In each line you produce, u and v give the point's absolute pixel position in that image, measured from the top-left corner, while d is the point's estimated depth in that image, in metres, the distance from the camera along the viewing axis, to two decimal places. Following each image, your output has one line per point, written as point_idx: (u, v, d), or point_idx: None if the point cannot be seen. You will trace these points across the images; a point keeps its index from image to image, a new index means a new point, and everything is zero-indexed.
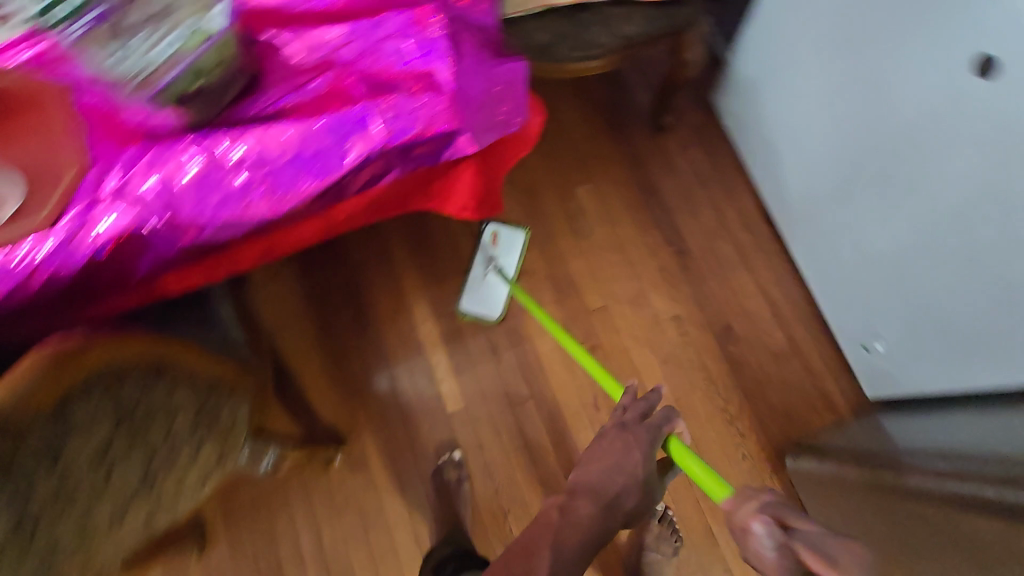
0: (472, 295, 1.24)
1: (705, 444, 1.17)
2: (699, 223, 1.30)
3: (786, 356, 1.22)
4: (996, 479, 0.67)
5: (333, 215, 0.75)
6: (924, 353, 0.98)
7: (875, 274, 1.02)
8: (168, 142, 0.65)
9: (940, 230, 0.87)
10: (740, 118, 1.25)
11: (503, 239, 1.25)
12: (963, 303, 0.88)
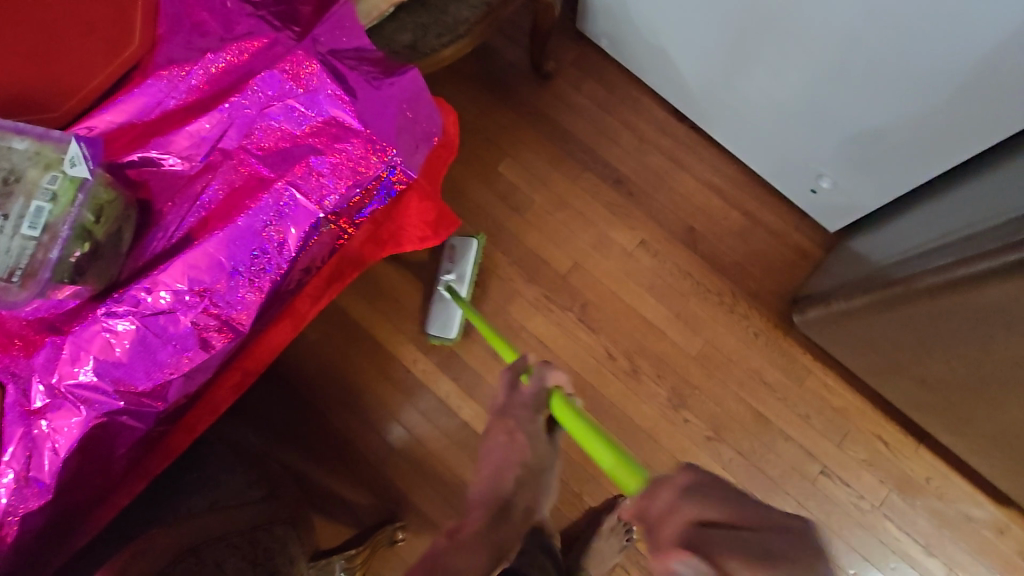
0: (436, 313, 1.16)
1: (721, 341, 1.19)
2: (620, 147, 1.31)
3: (751, 229, 1.25)
4: (994, 248, 0.67)
5: (294, 307, 0.70)
6: (875, 172, 1.02)
7: (796, 120, 1.05)
8: (85, 320, 0.56)
9: (835, 62, 0.90)
10: (619, 38, 1.25)
11: (461, 248, 1.18)
12: (886, 115, 0.91)
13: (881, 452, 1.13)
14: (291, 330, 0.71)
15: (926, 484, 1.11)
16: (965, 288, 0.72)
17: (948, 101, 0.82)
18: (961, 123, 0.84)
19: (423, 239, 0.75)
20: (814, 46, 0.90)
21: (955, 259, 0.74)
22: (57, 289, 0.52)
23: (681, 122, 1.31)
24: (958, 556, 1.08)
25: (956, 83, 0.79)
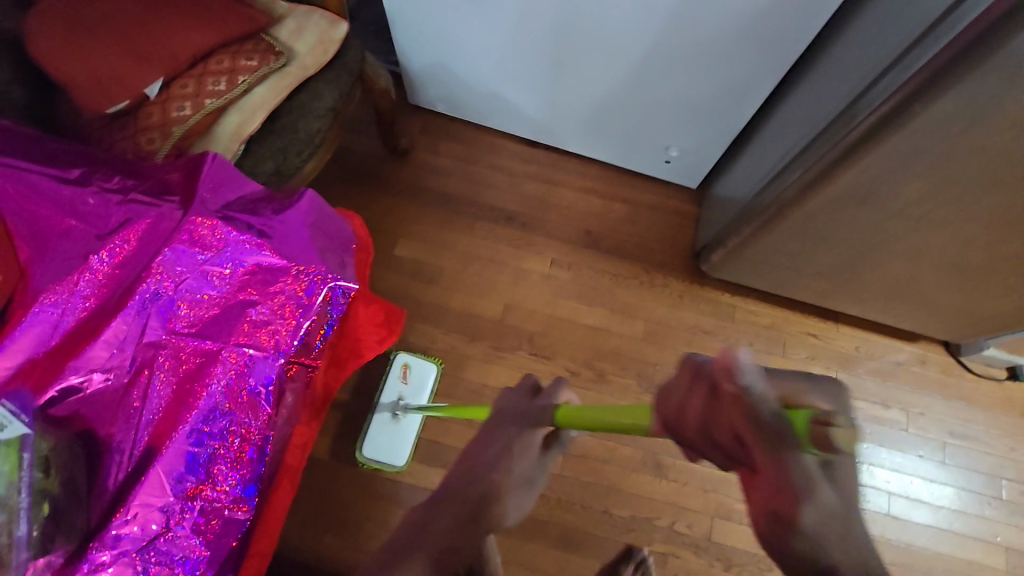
0: (377, 446, 1.13)
1: (656, 314, 1.30)
2: (496, 188, 1.39)
3: (634, 212, 1.39)
4: (830, 149, 0.82)
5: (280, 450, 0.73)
6: (709, 127, 1.20)
7: (631, 110, 1.21)
8: (86, 566, 0.57)
9: (646, 54, 1.06)
10: (457, 98, 1.36)
11: (411, 373, 1.18)
12: (698, 80, 1.09)
13: (817, 345, 1.29)
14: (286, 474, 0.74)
15: (857, 353, 1.29)
16: (822, 187, 0.87)
17: (740, 53, 1.01)
18: (755, 65, 1.03)
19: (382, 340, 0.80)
20: (623, 47, 1.06)
21: (800, 168, 0.90)
22: (39, 558, 0.54)
23: (537, 147, 1.44)
24: (905, 396, 1.26)
25: (742, 38, 0.98)
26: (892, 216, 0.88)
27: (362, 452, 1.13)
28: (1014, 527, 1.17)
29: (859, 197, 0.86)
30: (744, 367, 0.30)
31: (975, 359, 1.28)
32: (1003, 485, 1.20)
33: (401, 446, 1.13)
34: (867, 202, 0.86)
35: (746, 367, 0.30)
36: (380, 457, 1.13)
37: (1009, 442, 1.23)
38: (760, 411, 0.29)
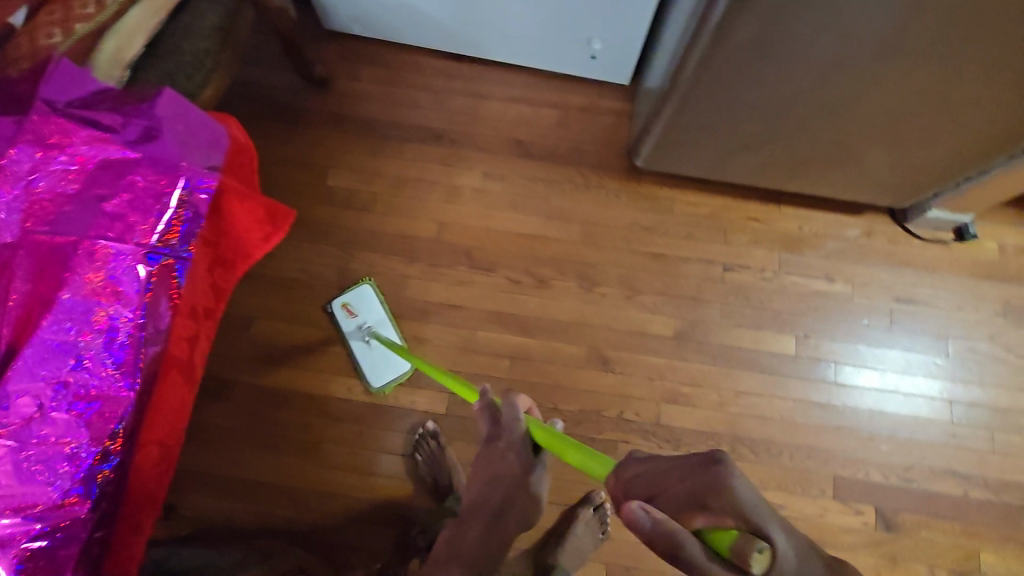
0: (378, 374, 1.16)
1: (592, 214, 1.29)
2: (421, 107, 1.37)
3: (564, 115, 1.36)
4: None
5: (169, 354, 0.67)
6: (623, 13, 1.14)
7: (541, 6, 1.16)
8: None
9: None
10: (368, 17, 1.32)
11: (355, 301, 1.20)
12: None
13: (757, 228, 1.28)
14: (186, 381, 0.71)
15: (799, 231, 1.28)
16: (721, 41, 0.82)
17: None
18: None
19: (269, 236, 0.78)
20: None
21: (700, 19, 0.85)
22: None
23: (460, 62, 1.40)
24: (850, 268, 1.25)
25: None
26: (791, 68, 0.85)
27: (370, 386, 1.15)
28: (960, 382, 1.18)
29: (758, 44, 0.81)
30: (644, 516, 0.38)
31: (921, 223, 1.25)
32: (950, 343, 1.20)
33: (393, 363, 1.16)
34: (770, 50, 0.82)
35: (646, 521, 0.38)
36: (391, 374, 1.16)
37: (958, 301, 1.22)
38: (671, 546, 0.37)
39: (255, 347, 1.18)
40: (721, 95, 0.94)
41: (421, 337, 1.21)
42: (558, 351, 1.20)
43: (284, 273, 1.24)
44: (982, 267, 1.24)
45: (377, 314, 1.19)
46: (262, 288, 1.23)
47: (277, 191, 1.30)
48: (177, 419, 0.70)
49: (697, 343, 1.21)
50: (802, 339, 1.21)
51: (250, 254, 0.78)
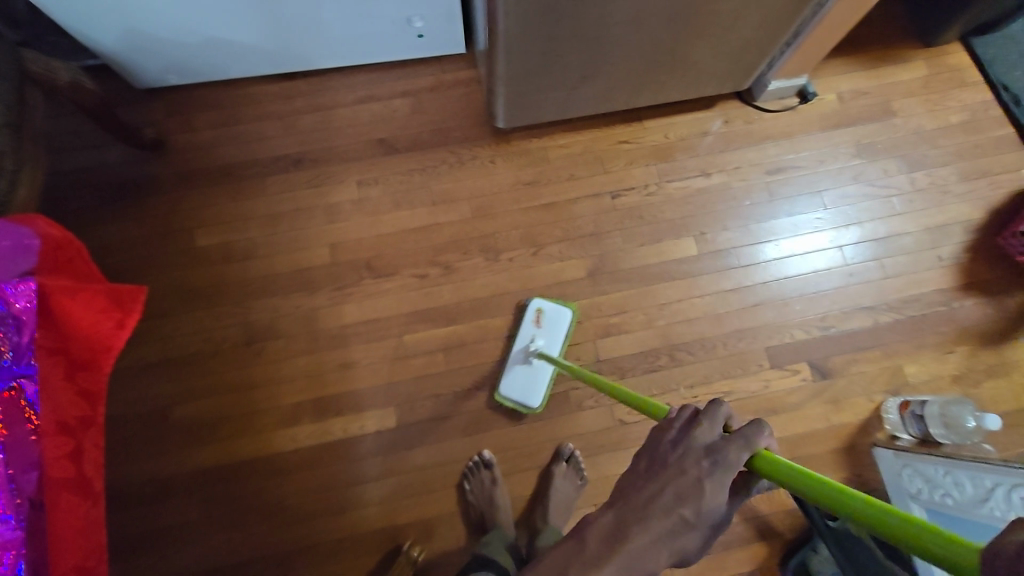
0: (515, 386, 1.15)
1: (475, 187, 1.29)
2: (271, 138, 1.31)
3: (416, 101, 1.35)
4: None
5: (54, 477, 0.61)
6: None
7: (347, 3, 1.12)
8: None
9: None
10: (180, 63, 1.24)
11: (547, 318, 1.19)
12: None
13: (629, 149, 1.32)
14: (86, 501, 0.65)
15: (667, 140, 1.33)
16: None
17: None
18: None
19: (124, 321, 0.75)
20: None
21: None
22: None
23: (295, 80, 1.35)
24: (720, 158, 1.32)
25: None
26: None
27: (500, 392, 1.14)
28: (842, 227, 1.28)
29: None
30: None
31: (768, 96, 1.34)
32: (824, 196, 1.30)
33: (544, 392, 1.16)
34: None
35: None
36: (518, 397, 1.15)
37: (819, 156, 1.32)
38: None
39: (184, 432, 1.13)
40: (539, 38, 0.96)
41: (350, 361, 1.18)
42: (488, 326, 1.21)
43: (188, 349, 1.18)
44: (831, 120, 1.34)
45: (556, 341, 1.18)
46: (170, 372, 1.16)
47: (150, 270, 1.22)
48: (90, 545, 0.64)
49: (611, 273, 1.25)
50: (700, 237, 1.27)
51: (111, 346, 0.72)
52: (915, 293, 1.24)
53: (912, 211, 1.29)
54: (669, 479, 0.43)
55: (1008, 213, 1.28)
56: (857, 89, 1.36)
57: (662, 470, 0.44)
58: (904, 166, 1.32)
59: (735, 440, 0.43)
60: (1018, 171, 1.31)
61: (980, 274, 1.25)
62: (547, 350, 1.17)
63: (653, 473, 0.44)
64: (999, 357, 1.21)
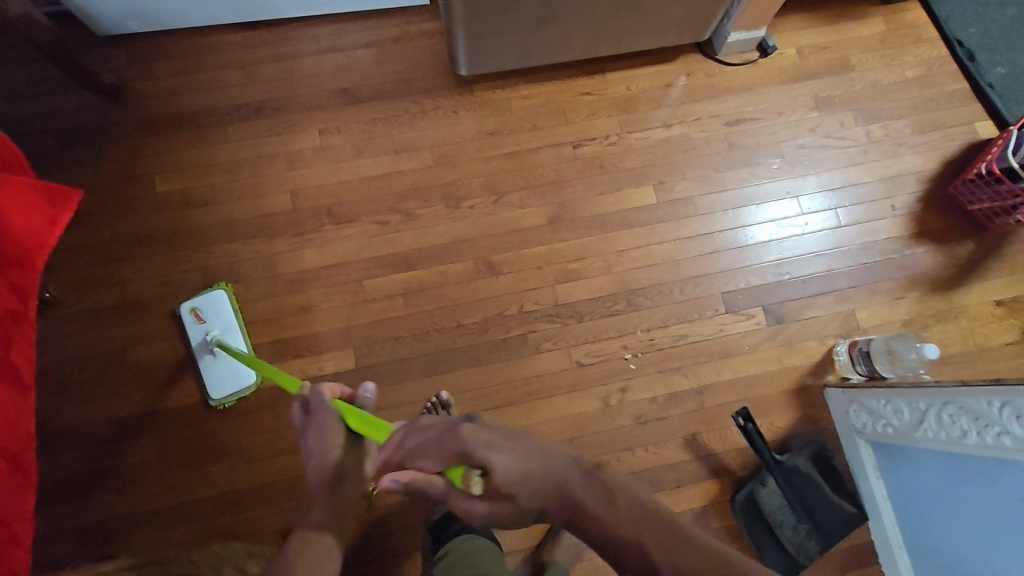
0: (219, 385, 1.12)
1: (437, 136, 1.30)
2: (232, 86, 1.31)
3: (380, 51, 1.35)
4: None
5: None
6: None
7: None
8: None
9: None
10: (141, 7, 1.23)
11: (206, 309, 1.14)
12: None
13: (592, 101, 1.33)
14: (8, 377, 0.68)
15: (629, 92, 1.34)
16: None
17: None
18: None
19: (53, 220, 0.81)
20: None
21: None
22: None
23: (258, 29, 1.35)
24: (681, 110, 1.34)
25: None
26: None
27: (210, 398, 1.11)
28: (799, 177, 1.31)
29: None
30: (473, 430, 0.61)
31: (729, 50, 1.35)
32: (782, 147, 1.32)
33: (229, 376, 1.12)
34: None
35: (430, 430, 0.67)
36: (231, 386, 1.12)
37: (778, 109, 1.34)
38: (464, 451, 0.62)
39: (141, 374, 1.14)
40: None
41: (310, 305, 1.18)
42: (447, 272, 1.21)
43: (146, 293, 1.18)
44: (790, 73, 1.36)
45: (223, 322, 1.14)
46: (128, 315, 1.16)
47: (108, 215, 1.21)
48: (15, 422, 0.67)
49: (571, 221, 1.26)
50: (658, 186, 1.29)
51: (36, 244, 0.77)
52: (868, 241, 1.27)
53: (868, 162, 1.32)
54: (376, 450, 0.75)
55: (959, 165, 1.31)
56: (817, 45, 1.38)
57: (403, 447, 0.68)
58: (861, 119, 1.34)
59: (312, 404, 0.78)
60: (970, 124, 1.34)
61: (932, 223, 1.28)
62: (224, 337, 1.13)
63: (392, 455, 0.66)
64: (947, 303, 1.23)
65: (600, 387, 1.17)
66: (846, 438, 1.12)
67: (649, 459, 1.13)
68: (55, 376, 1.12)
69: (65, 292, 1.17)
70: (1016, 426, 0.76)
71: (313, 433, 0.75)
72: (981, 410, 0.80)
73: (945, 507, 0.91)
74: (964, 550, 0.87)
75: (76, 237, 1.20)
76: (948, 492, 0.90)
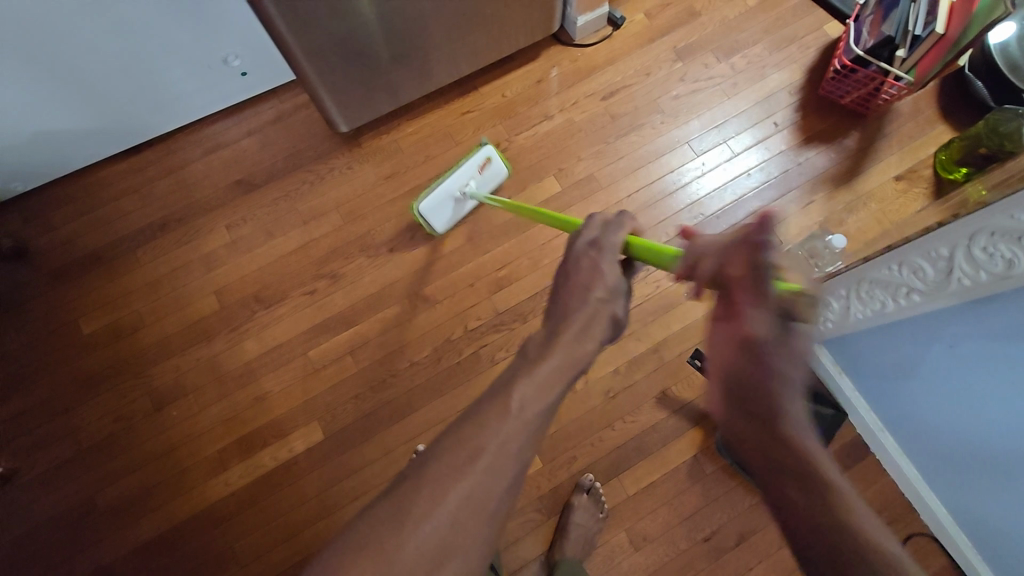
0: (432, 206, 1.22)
1: (339, 195, 1.33)
2: (130, 211, 1.33)
3: (264, 136, 1.39)
4: None
5: None
6: (236, 36, 1.21)
7: (163, 66, 1.19)
8: None
9: (107, 17, 1.05)
10: (20, 168, 1.26)
11: (492, 168, 1.26)
12: (173, 13, 1.09)
13: (473, 117, 1.39)
14: None
15: (506, 98, 1.40)
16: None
17: None
18: None
19: None
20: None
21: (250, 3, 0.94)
22: None
23: (140, 152, 1.38)
24: (558, 99, 1.40)
25: None
26: None
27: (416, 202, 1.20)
28: (683, 124, 1.37)
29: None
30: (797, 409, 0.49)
31: (583, 32, 1.42)
32: (659, 102, 1.38)
33: (455, 215, 1.25)
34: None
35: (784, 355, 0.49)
36: (430, 218, 1.23)
37: (645, 70, 1.41)
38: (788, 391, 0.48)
39: (118, 513, 1.12)
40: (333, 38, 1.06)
41: (264, 393, 1.19)
42: (388, 318, 1.23)
43: (100, 433, 1.17)
44: (645, 36, 1.44)
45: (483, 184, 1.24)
46: (89, 462, 1.15)
47: (44, 372, 1.21)
48: None
49: (490, 231, 1.29)
50: (558, 173, 1.34)
51: None
52: (765, 160, 1.33)
53: (740, 92, 1.39)
54: (577, 265, 0.57)
55: (822, 68, 1.39)
56: (661, 4, 1.46)
57: (568, 263, 0.58)
58: (722, 56, 1.42)
59: (614, 228, 0.60)
60: (819, 29, 1.42)
61: (815, 126, 1.35)
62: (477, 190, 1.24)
63: (563, 273, 0.58)
64: (853, 193, 1.29)
65: None
66: None
67: (630, 429, 1.15)
68: (34, 544, 1.11)
69: (20, 461, 1.16)
70: (917, 281, 0.78)
71: (592, 259, 0.57)
72: (887, 277, 0.83)
73: (912, 383, 0.92)
74: (942, 409, 0.88)
75: (17, 404, 1.19)
76: (908, 367, 0.91)
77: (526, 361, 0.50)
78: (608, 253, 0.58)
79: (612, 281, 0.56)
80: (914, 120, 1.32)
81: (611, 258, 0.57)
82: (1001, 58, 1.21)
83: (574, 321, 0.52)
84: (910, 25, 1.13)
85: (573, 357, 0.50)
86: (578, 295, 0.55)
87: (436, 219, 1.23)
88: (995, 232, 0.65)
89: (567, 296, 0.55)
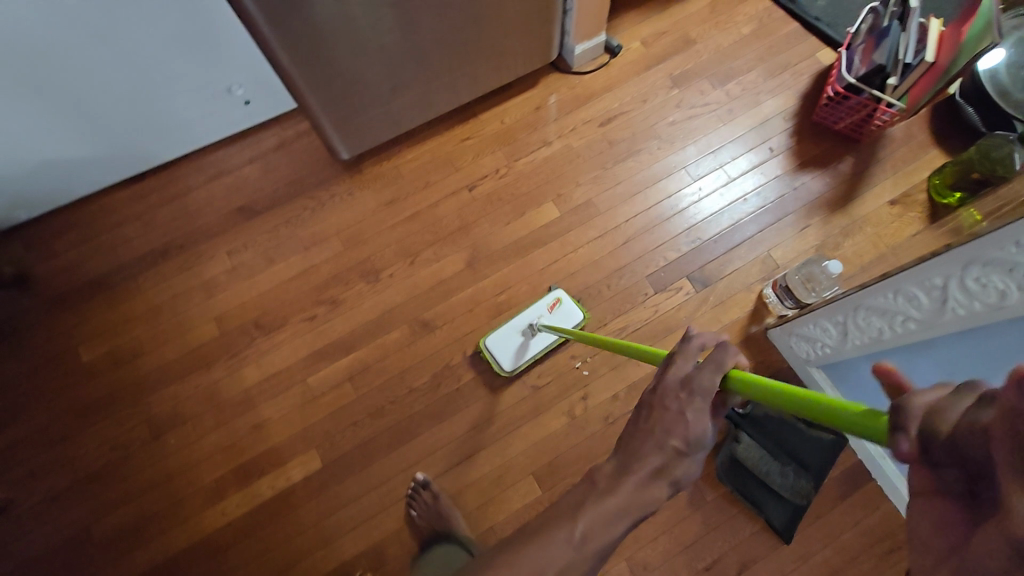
0: (502, 341, 1.19)
1: (340, 221, 1.34)
2: (133, 238, 1.34)
3: (266, 163, 1.40)
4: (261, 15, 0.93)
5: None
6: (242, 68, 1.24)
7: (170, 96, 1.22)
8: None
9: (120, 50, 1.08)
10: (24, 196, 1.28)
11: (563, 308, 1.21)
12: (183, 45, 1.13)
13: (473, 144, 1.41)
14: None
15: (505, 125, 1.42)
16: (300, 37, 0.98)
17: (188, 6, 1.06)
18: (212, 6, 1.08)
19: None
20: (54, 31, 1.00)
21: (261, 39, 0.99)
22: None
23: (144, 179, 1.39)
24: (556, 126, 1.42)
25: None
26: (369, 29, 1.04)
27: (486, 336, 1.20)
28: (680, 150, 1.38)
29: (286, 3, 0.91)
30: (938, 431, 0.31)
31: (580, 60, 1.45)
32: (656, 128, 1.40)
33: (523, 355, 1.18)
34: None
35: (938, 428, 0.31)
36: (503, 357, 1.18)
37: (642, 97, 1.43)
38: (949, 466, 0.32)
39: (114, 544, 1.11)
40: (339, 73, 1.10)
41: (263, 420, 1.19)
42: (388, 344, 1.24)
43: (98, 461, 1.16)
44: (642, 63, 1.46)
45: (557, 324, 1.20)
46: (86, 490, 1.14)
47: (44, 399, 1.21)
48: None
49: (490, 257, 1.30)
50: (558, 198, 1.35)
51: None
52: (761, 185, 1.34)
53: (735, 117, 1.41)
54: (653, 418, 0.49)
55: (815, 94, 1.42)
56: (657, 32, 1.49)
57: (642, 413, 0.50)
58: (717, 82, 1.44)
59: (708, 365, 0.47)
60: (812, 56, 1.45)
61: (810, 151, 1.37)
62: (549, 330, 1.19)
63: (641, 420, 0.49)
64: (849, 218, 1.30)
65: (562, 403, 1.18)
66: (801, 369, 1.15)
67: None
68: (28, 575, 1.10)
69: (17, 490, 1.15)
70: (913, 309, 0.79)
71: (679, 407, 0.47)
72: (884, 305, 0.83)
73: None
74: None
75: (16, 431, 1.19)
76: None
77: (594, 490, 0.47)
78: (700, 400, 0.47)
79: (698, 430, 0.47)
80: (907, 145, 1.34)
81: (703, 408, 0.46)
82: (990, 85, 1.23)
83: (653, 461, 0.47)
84: (901, 55, 1.17)
85: (638, 502, 0.46)
86: (656, 437, 0.48)
87: (508, 359, 1.17)
88: (986, 264, 0.66)
89: (642, 437, 0.48)
